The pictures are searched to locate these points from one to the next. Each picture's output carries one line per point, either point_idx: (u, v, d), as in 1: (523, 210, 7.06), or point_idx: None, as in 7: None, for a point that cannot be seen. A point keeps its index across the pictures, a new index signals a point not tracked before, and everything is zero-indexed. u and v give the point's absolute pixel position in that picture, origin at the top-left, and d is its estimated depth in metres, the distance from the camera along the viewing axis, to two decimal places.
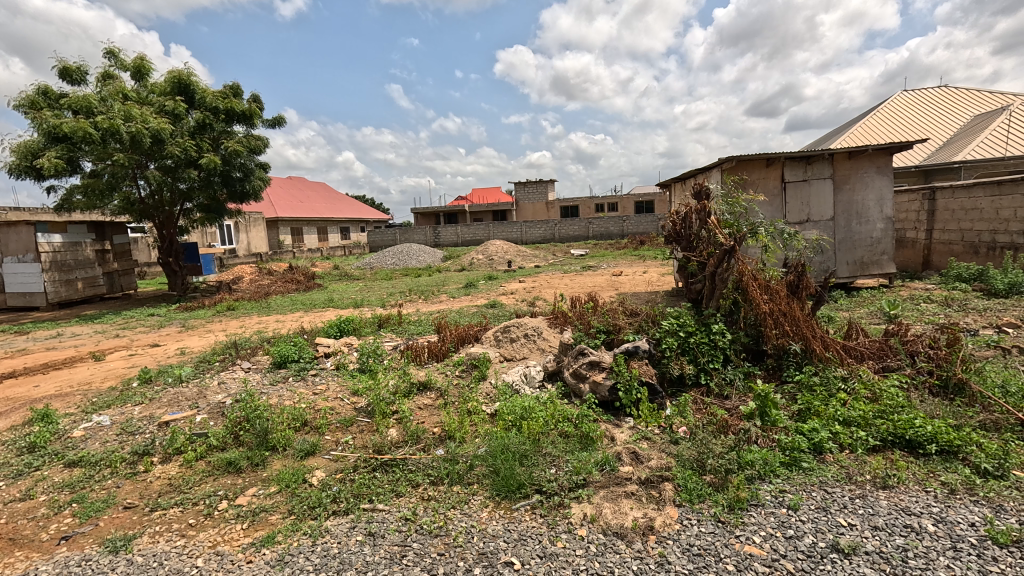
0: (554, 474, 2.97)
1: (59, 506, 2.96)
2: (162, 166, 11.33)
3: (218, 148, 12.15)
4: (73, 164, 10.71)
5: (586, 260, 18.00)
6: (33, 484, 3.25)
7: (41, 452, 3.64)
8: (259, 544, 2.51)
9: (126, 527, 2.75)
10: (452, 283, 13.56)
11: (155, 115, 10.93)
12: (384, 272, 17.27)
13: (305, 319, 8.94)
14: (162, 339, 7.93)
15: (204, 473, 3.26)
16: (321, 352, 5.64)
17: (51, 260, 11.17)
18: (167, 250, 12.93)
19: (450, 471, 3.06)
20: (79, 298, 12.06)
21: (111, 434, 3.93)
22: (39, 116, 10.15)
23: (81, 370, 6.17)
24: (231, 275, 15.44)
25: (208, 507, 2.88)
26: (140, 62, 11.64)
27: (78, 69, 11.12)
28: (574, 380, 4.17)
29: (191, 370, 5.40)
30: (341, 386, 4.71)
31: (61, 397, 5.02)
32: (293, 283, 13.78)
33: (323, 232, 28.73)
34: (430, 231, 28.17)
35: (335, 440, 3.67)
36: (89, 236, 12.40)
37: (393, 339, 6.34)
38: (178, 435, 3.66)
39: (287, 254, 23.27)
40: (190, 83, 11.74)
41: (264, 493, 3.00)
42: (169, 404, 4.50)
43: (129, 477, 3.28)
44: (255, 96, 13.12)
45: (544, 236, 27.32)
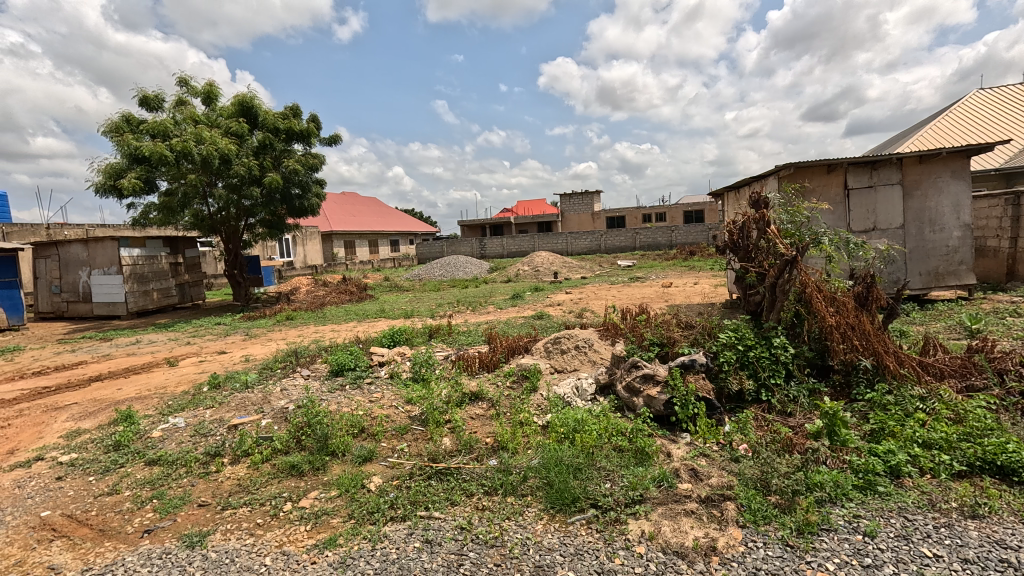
0: (608, 489, 2.91)
1: (142, 501, 3.18)
2: (229, 184, 12.09)
3: (280, 167, 12.87)
4: (152, 184, 11.61)
5: (632, 271, 17.67)
6: (119, 480, 3.51)
7: (125, 451, 3.94)
8: (322, 545, 2.60)
9: (202, 523, 2.92)
10: (498, 294, 13.67)
11: (223, 137, 11.73)
12: (433, 283, 17.69)
13: (359, 329, 9.26)
14: (229, 346, 8.43)
15: (270, 475, 3.42)
16: (376, 361, 5.79)
17: (131, 272, 12.15)
18: (232, 262, 13.70)
19: (503, 482, 3.07)
20: (155, 308, 12.99)
21: (186, 435, 4.19)
22: (123, 140, 11.11)
23: (157, 375, 6.63)
24: (289, 286, 16.19)
25: (274, 508, 3.01)
26: (209, 88, 12.55)
27: (155, 96, 12.10)
28: (627, 393, 4.07)
29: (256, 376, 5.70)
30: (395, 394, 4.81)
31: (141, 399, 5.41)
32: (347, 294, 14.29)
33: (374, 244, 29.73)
34: (477, 243, 28.58)
35: (391, 447, 3.76)
36: (164, 250, 13.37)
37: (444, 349, 6.44)
38: (246, 438, 3.85)
39: (341, 266, 24.20)
40: (254, 105, 12.47)
41: (325, 496, 3.11)
42: (237, 408, 4.75)
43: (202, 476, 3.48)
44: (313, 116, 13.84)
45: (591, 246, 27.10)
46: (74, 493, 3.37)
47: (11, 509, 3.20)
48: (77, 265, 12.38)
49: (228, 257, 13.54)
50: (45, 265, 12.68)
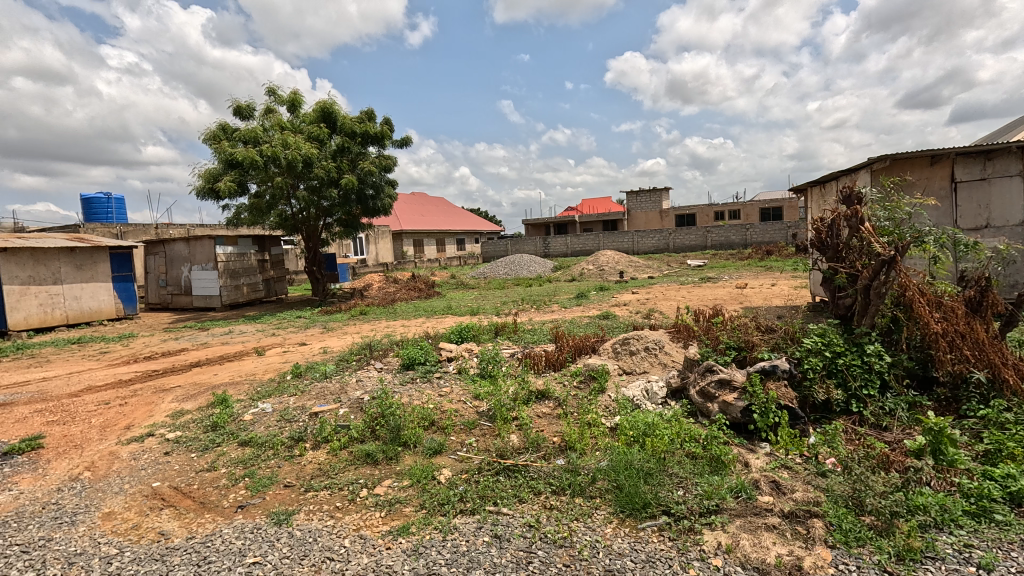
0: (682, 496, 2.81)
1: (236, 478, 3.46)
2: (310, 186, 12.87)
3: (356, 169, 13.53)
4: (244, 187, 12.59)
5: (703, 271, 16.97)
6: (216, 457, 3.85)
7: (222, 431, 4.31)
8: (396, 533, 2.70)
9: (288, 503, 3.13)
10: (563, 293, 13.59)
11: (306, 142, 12.51)
12: (498, 281, 17.90)
13: (427, 324, 9.54)
14: (309, 338, 8.99)
15: (347, 462, 3.60)
16: (445, 356, 5.94)
17: (224, 267, 13.31)
18: (312, 260, 14.57)
19: (571, 482, 3.05)
20: (245, 301, 14.10)
21: (273, 420, 4.51)
22: (219, 147, 12.13)
23: (247, 362, 7.20)
24: (362, 283, 17.00)
25: (352, 493, 3.17)
26: (294, 96, 13.41)
27: (247, 106, 13.10)
28: (701, 398, 3.90)
29: (334, 367, 6.03)
30: (463, 389, 4.90)
31: (234, 385, 5.90)
32: (416, 290, 14.78)
33: (441, 243, 30.55)
34: (541, 241, 28.59)
35: (460, 441, 3.84)
36: (253, 248, 14.47)
37: (510, 346, 6.50)
38: (326, 425, 4.08)
39: (410, 263, 25.06)
40: (334, 111, 13.21)
41: (398, 485, 3.23)
42: (317, 396, 5.05)
43: (288, 459, 3.73)
44: (386, 120, 14.42)
45: (659, 245, 26.31)
46: (179, 467, 3.73)
47: (128, 478, 3.59)
48: (180, 261, 13.69)
49: (308, 254, 14.43)
50: (154, 262, 14.12)
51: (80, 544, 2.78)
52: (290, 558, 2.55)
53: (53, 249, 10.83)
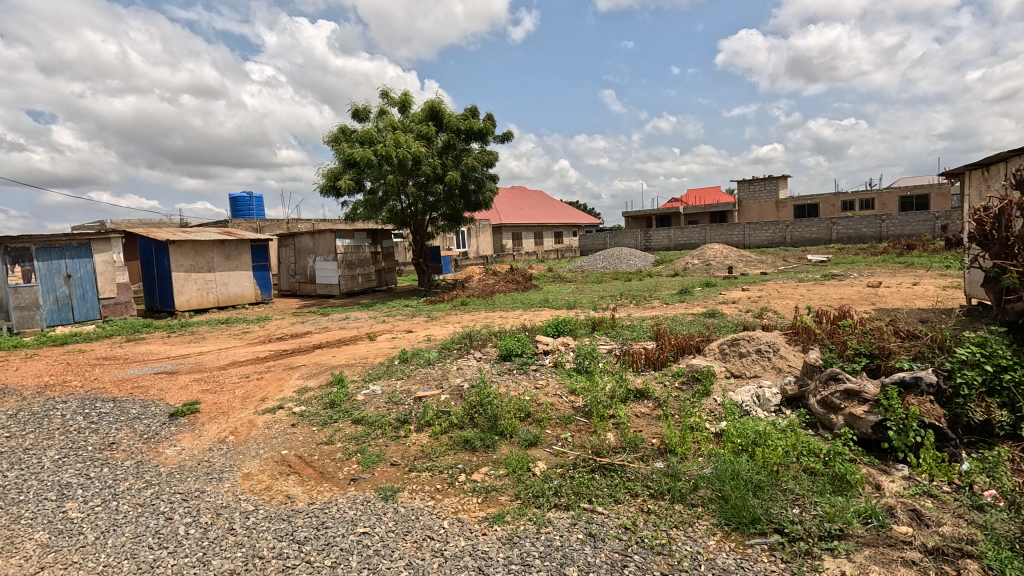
0: (797, 516, 2.56)
1: (350, 453, 3.77)
2: (418, 182, 13.60)
3: (460, 165, 14.04)
4: (360, 185, 13.63)
5: (827, 267, 15.30)
6: (334, 432, 4.22)
7: (338, 408, 4.72)
8: (492, 520, 2.77)
9: (394, 480, 3.35)
10: (664, 288, 13.04)
11: (415, 140, 13.23)
12: (596, 275, 17.63)
13: (524, 317, 9.67)
14: (415, 326, 9.54)
15: (447, 446, 3.76)
16: (541, 349, 5.97)
17: (343, 259, 14.57)
18: (419, 252, 15.40)
19: (671, 487, 2.91)
20: (359, 290, 15.31)
21: (382, 401, 4.85)
22: (340, 148, 13.24)
23: (361, 346, 7.82)
24: (464, 275, 17.66)
25: (451, 477, 3.31)
26: (405, 98, 14.22)
27: (364, 109, 14.14)
28: (822, 409, 3.52)
29: (437, 355, 6.33)
30: (559, 383, 4.89)
31: (349, 366, 6.45)
32: (514, 283, 15.03)
33: (539, 236, 30.75)
34: (642, 234, 27.64)
35: (555, 435, 3.84)
36: (367, 241, 15.64)
37: (608, 342, 6.36)
38: (428, 409, 4.30)
39: (509, 256, 25.54)
40: (441, 110, 13.79)
41: (494, 473, 3.30)
42: (421, 381, 5.34)
43: (395, 439, 3.99)
44: (489, 115, 14.77)
45: (774, 239, 24.20)
46: (303, 438, 4.15)
47: (263, 444, 4.08)
48: (306, 252, 15.21)
49: (415, 247, 15.26)
50: (285, 253, 15.83)
51: (226, 498, 3.21)
52: (395, 532, 2.72)
53: (209, 243, 12.55)
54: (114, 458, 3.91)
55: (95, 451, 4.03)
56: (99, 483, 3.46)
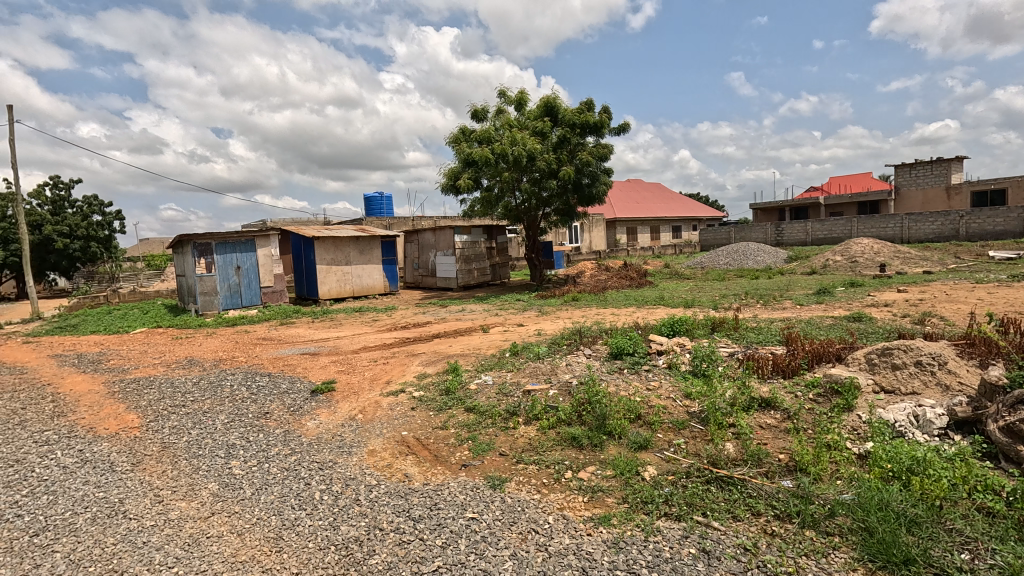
0: (967, 564, 2.16)
1: (462, 439, 3.95)
2: (532, 179, 13.78)
3: (574, 159, 13.96)
4: (477, 182, 14.18)
5: (1016, 266, 12.65)
6: (449, 418, 4.46)
7: (453, 396, 4.97)
8: (597, 521, 2.71)
9: (502, 470, 3.44)
10: (799, 287, 11.76)
11: (530, 137, 13.42)
12: (718, 272, 16.46)
13: (637, 314, 9.34)
14: (526, 320, 9.70)
15: (554, 442, 3.76)
16: (655, 349, 5.71)
17: (460, 254, 15.33)
18: (531, 247, 15.62)
19: (801, 510, 2.61)
20: (475, 284, 15.97)
21: (493, 392, 5.00)
22: (460, 148, 13.87)
23: (475, 338, 8.15)
24: (576, 270, 17.56)
25: (557, 473, 3.30)
26: (521, 95, 14.47)
27: (482, 109, 14.64)
28: (1005, 438, 2.92)
29: (547, 350, 6.37)
30: (673, 386, 4.64)
31: (463, 356, 6.75)
32: (628, 279, 14.60)
33: (655, 231, 29.50)
34: (773, 228, 25.23)
35: (667, 439, 3.66)
36: (483, 237, 16.24)
37: (729, 345, 5.89)
38: (537, 403, 4.34)
39: (623, 251, 24.86)
40: (556, 105, 13.83)
41: (601, 473, 3.23)
42: (531, 374, 5.41)
43: (504, 429, 4.10)
44: (605, 108, 14.47)
45: (941, 232, 20.62)
46: (421, 421, 4.44)
47: (386, 424, 4.43)
48: (428, 248, 16.23)
49: (528, 242, 15.50)
50: (410, 248, 17.04)
51: (354, 470, 3.55)
52: (502, 521, 2.78)
53: (346, 239, 13.94)
54: (268, 425, 4.53)
55: (255, 418, 4.70)
56: (257, 446, 4.03)
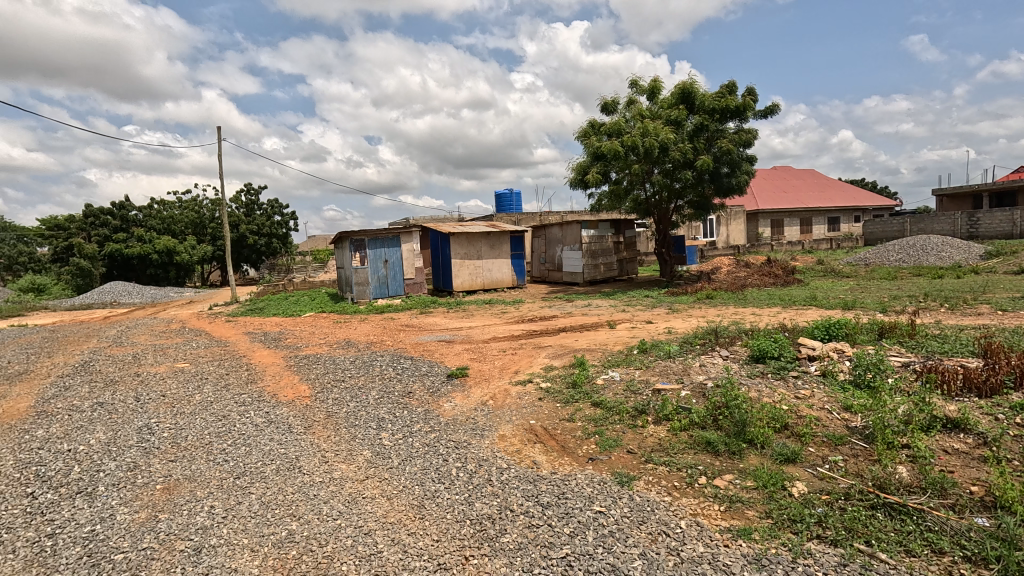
0: None
1: (589, 433, 3.95)
2: (664, 170, 13.17)
3: (712, 147, 13.05)
4: (606, 176, 13.94)
5: None
6: (575, 411, 4.48)
7: (579, 390, 4.99)
8: (736, 533, 2.54)
9: (630, 467, 3.37)
10: (1000, 290, 9.68)
11: (663, 127, 12.83)
12: (886, 270, 14.20)
13: (783, 315, 8.45)
14: (655, 317, 9.33)
15: (687, 445, 3.58)
16: (805, 354, 5.12)
17: (587, 248, 15.27)
18: (662, 242, 14.95)
19: (1002, 556, 2.17)
20: (602, 279, 15.77)
21: (621, 388, 4.91)
22: (589, 142, 13.76)
23: (601, 333, 8.07)
24: (711, 266, 16.43)
25: (689, 477, 3.15)
26: (654, 84, 13.89)
27: (613, 100, 14.34)
28: None
29: (678, 348, 6.06)
30: (829, 396, 4.12)
31: (590, 351, 6.72)
32: (772, 276, 13.27)
33: (807, 223, 26.35)
34: (964, 218, 21.03)
35: (821, 455, 3.27)
36: (610, 231, 15.94)
37: (901, 354, 5.06)
38: (668, 403, 4.16)
39: (766, 246, 22.64)
40: (694, 90, 13.05)
41: (741, 483, 3.01)
42: (661, 373, 5.19)
43: (632, 427, 4.00)
44: (750, 90, 13.28)
45: None
46: (548, 412, 4.53)
47: (515, 412, 4.59)
48: (555, 242, 16.40)
49: (658, 236, 14.86)
50: (537, 243, 17.37)
51: (486, 452, 3.75)
52: (630, 519, 2.74)
53: (478, 234, 14.67)
54: (411, 404, 4.97)
55: (399, 396, 5.20)
56: (402, 421, 4.46)
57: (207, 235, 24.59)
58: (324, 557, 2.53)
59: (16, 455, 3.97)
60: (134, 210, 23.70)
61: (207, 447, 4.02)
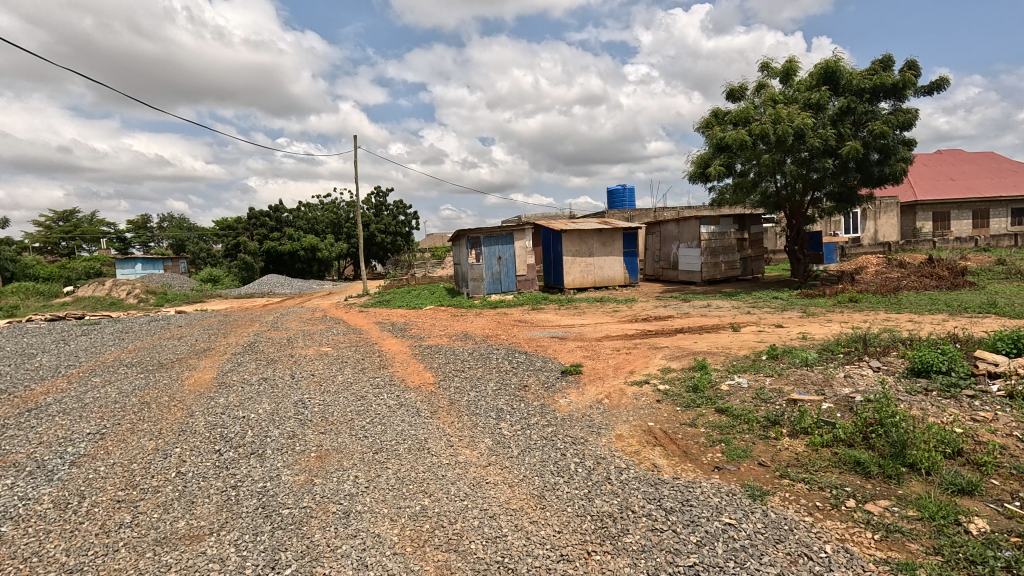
0: None
1: (714, 441, 3.75)
2: (799, 159, 11.95)
3: (860, 132, 11.58)
4: (730, 168, 13.01)
5: None
6: (698, 416, 4.27)
7: (701, 394, 4.74)
8: (896, 567, 2.25)
9: (762, 481, 3.14)
10: None
11: (800, 111, 11.64)
12: None
13: (951, 324, 7.24)
14: (786, 321, 8.53)
15: (830, 463, 3.24)
16: (985, 370, 4.34)
17: (706, 246, 14.41)
18: (794, 238, 13.60)
19: None
20: (722, 278, 14.79)
21: (749, 396, 4.57)
22: (712, 133, 12.95)
23: (724, 336, 7.57)
24: (854, 265, 14.59)
25: (835, 498, 2.85)
26: (789, 65, 12.65)
27: (740, 87, 13.34)
28: None
29: (816, 356, 5.48)
30: (1019, 422, 3.45)
31: (711, 354, 6.35)
32: (934, 278, 11.44)
33: (982, 215, 22.25)
34: None
35: (1009, 490, 2.77)
36: (734, 227, 14.85)
37: None
38: (806, 416, 3.80)
39: (926, 243, 19.53)
40: (839, 69, 11.67)
41: (901, 512, 2.65)
42: (796, 382, 4.73)
43: (763, 438, 3.72)
44: (910, 63, 11.56)
45: None
46: (668, 415, 4.37)
47: (632, 413, 4.50)
48: (671, 239, 15.69)
49: (790, 233, 13.53)
50: (652, 240, 16.75)
51: (604, 450, 3.73)
52: (764, 535, 2.55)
53: (590, 232, 14.54)
54: (528, 397, 5.11)
55: (516, 389, 5.37)
56: (520, 413, 4.60)
57: (343, 233, 27.38)
58: (454, 534, 2.70)
59: (207, 417, 4.79)
60: (286, 212, 27.11)
61: (350, 423, 4.49)
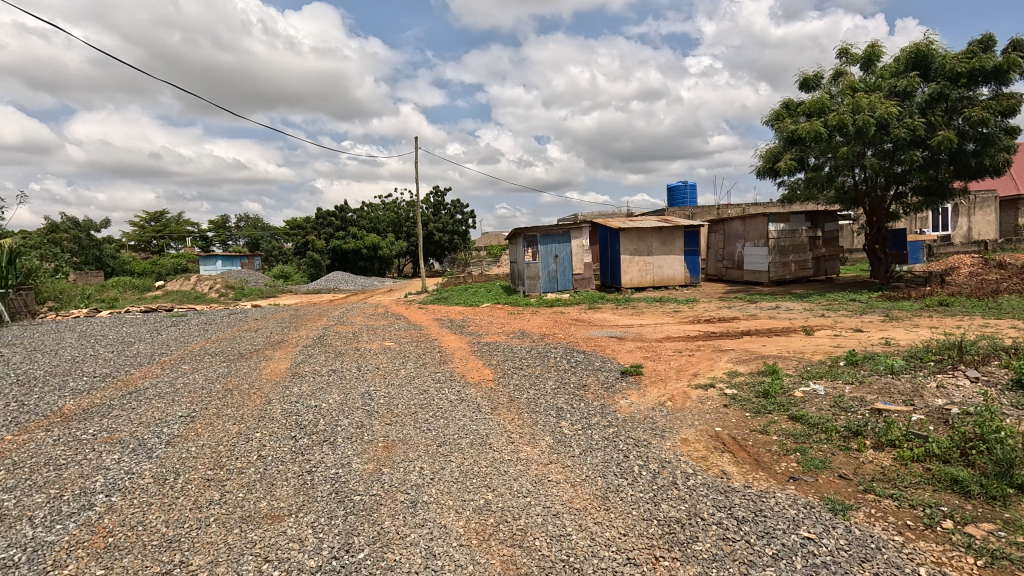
0: None
1: (788, 450, 3.56)
2: (881, 151, 11.09)
3: (954, 120, 10.60)
4: (803, 162, 12.28)
5: None
6: (769, 423, 4.07)
7: (773, 400, 4.51)
8: None
9: (844, 495, 2.95)
10: None
11: (884, 100, 10.80)
12: None
13: None
14: (866, 325, 7.95)
15: (921, 479, 2.99)
16: None
17: (775, 244, 13.69)
18: (875, 236, 12.65)
19: None
20: (792, 279, 14.01)
21: (826, 404, 4.30)
22: (782, 125, 12.27)
23: (795, 340, 7.16)
24: (944, 266, 13.39)
25: (929, 518, 2.63)
26: (871, 50, 11.76)
27: (815, 75, 12.57)
28: None
29: (902, 364, 5.07)
30: None
31: (782, 359, 6.03)
32: None
33: None
34: None
35: None
36: (806, 224, 14.01)
37: None
38: (894, 428, 3.52)
39: None
40: (930, 53, 10.75)
41: (1010, 537, 2.40)
42: (880, 392, 4.39)
43: (843, 449, 3.49)
44: (1015, 43, 10.45)
45: None
46: (737, 421, 4.19)
47: (697, 417, 4.35)
48: (736, 237, 15.03)
49: (870, 230, 12.60)
50: (714, 238, 16.11)
51: (669, 454, 3.63)
52: (848, 553, 2.39)
53: (650, 230, 14.19)
54: (588, 397, 5.06)
55: (576, 389, 5.33)
56: (580, 413, 4.56)
57: (404, 232, 28.22)
58: (518, 530, 2.72)
59: (283, 405, 5.09)
60: (351, 212, 28.29)
61: (413, 416, 4.63)
